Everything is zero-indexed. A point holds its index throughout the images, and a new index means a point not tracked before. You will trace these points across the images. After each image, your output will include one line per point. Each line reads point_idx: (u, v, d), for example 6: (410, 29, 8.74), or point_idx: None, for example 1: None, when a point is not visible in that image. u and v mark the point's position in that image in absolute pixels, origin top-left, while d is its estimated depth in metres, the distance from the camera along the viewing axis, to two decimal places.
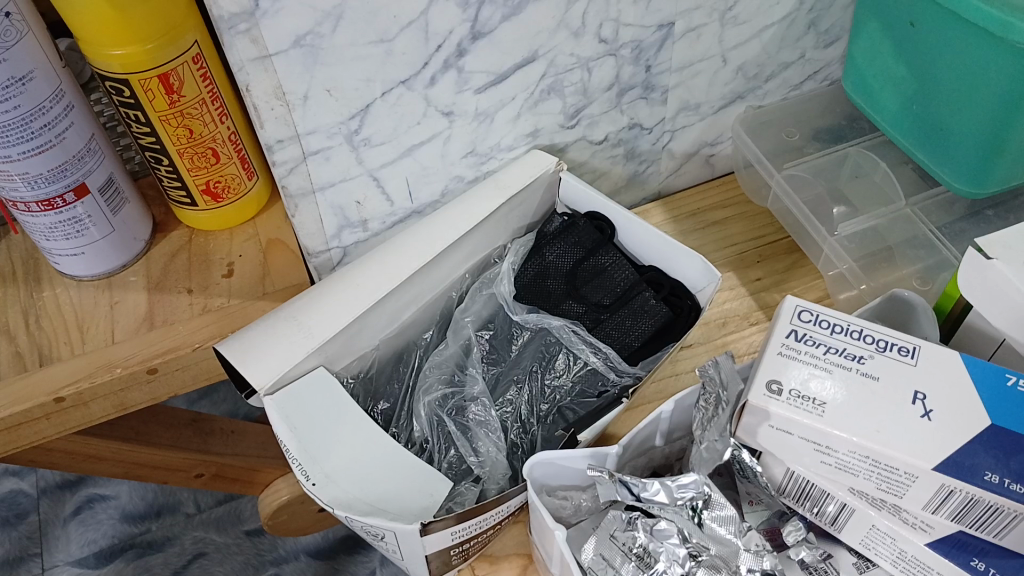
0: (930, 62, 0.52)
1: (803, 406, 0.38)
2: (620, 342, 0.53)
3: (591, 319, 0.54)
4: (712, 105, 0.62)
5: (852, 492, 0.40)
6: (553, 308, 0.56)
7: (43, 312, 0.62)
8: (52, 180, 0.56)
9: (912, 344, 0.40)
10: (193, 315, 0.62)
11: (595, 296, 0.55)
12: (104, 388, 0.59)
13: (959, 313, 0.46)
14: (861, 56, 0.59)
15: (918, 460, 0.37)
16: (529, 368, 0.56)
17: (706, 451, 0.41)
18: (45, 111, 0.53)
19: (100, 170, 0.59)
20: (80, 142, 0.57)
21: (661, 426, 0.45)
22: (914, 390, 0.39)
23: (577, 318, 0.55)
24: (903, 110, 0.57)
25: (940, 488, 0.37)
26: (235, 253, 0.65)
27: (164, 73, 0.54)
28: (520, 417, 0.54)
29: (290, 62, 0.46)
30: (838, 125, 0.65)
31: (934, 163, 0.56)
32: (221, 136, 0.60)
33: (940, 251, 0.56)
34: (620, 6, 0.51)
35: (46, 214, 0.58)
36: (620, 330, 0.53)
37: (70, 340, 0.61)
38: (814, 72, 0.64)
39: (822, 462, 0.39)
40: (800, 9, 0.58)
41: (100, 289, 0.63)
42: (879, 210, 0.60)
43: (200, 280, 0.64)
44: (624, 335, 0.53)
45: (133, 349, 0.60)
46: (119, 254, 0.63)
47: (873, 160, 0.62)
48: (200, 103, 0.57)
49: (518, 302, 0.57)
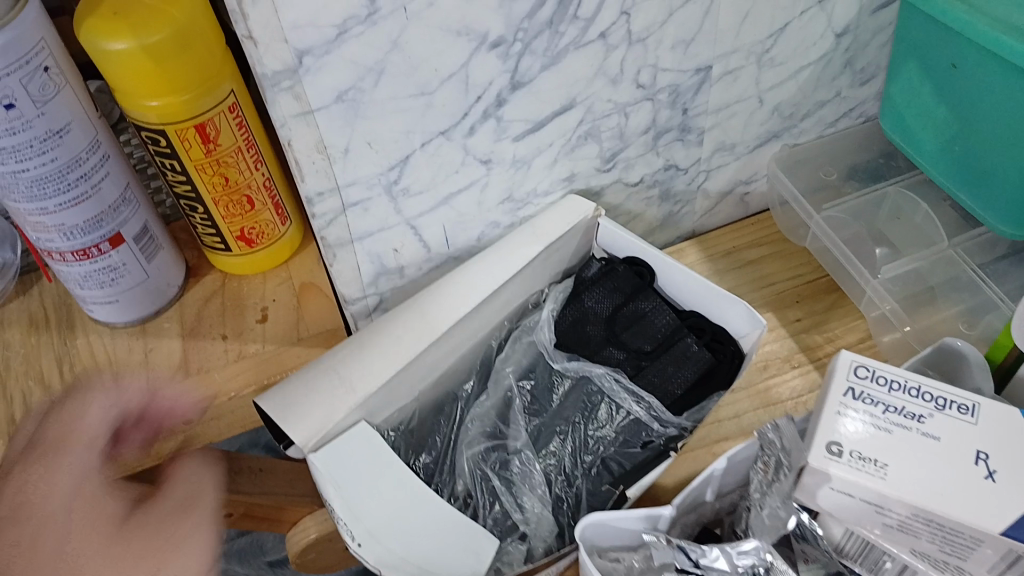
0: (972, 105, 0.52)
1: (864, 469, 0.38)
2: (663, 391, 0.52)
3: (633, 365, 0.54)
4: (747, 145, 0.62)
5: (914, 553, 0.39)
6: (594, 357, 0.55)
7: (77, 360, 0.62)
8: (88, 231, 0.56)
9: (971, 401, 0.39)
10: (228, 362, 0.62)
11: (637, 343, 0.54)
12: (142, 438, 0.59)
13: (1013, 363, 0.45)
14: (897, 95, 0.58)
15: (984, 525, 0.36)
16: (571, 419, 0.53)
17: (768, 518, 0.41)
18: (82, 163, 0.53)
19: (135, 219, 0.59)
20: (116, 192, 0.56)
21: (713, 482, 0.45)
22: (976, 451, 0.38)
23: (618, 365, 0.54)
24: (942, 152, 0.56)
25: (1007, 552, 0.36)
26: (269, 297, 0.65)
27: (200, 122, 0.54)
28: (563, 470, 0.52)
29: (331, 117, 0.45)
30: (874, 163, 0.65)
31: (975, 206, 0.56)
32: (256, 182, 0.60)
33: (983, 292, 0.56)
34: (658, 52, 0.51)
35: (81, 263, 0.57)
36: (663, 379, 0.53)
37: (105, 389, 0.61)
38: (849, 110, 0.64)
39: (883, 523, 0.39)
40: (837, 48, 0.58)
41: (134, 337, 0.63)
42: (920, 251, 0.59)
43: (234, 325, 0.64)
44: (666, 382, 0.53)
45: (170, 397, 0.60)
46: (154, 300, 0.63)
47: (914, 201, 0.61)
48: (236, 151, 0.57)
49: (558, 350, 0.56)
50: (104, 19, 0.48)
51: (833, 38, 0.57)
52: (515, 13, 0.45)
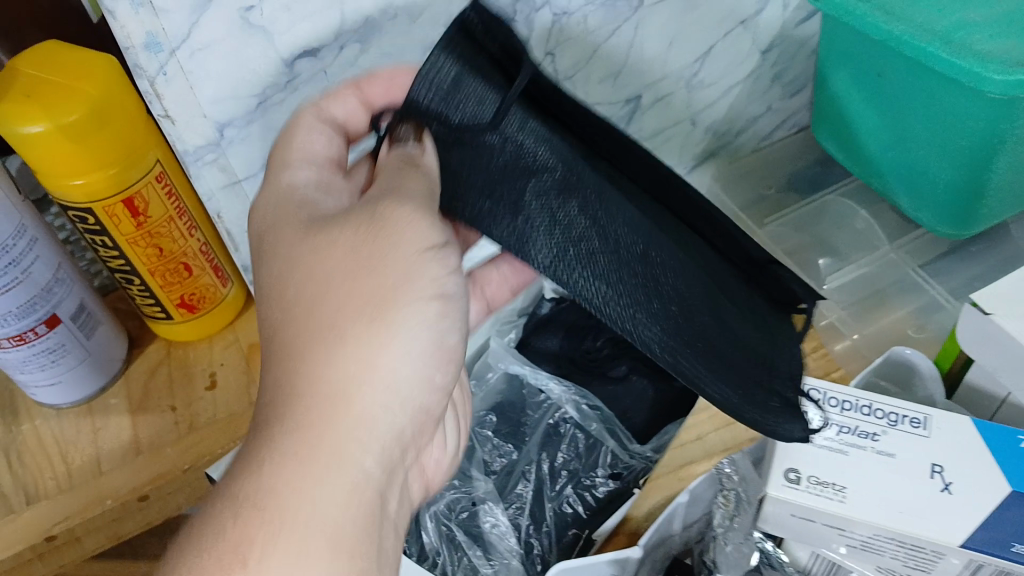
0: (901, 108, 0.53)
1: (823, 493, 0.39)
2: (771, 354, 0.41)
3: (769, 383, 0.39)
4: (684, 165, 0.62)
5: (880, 570, 0.40)
6: (775, 426, 0.38)
7: (25, 447, 0.59)
8: (23, 315, 0.53)
9: (922, 414, 0.41)
10: (179, 436, 0.60)
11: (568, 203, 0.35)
12: (95, 523, 0.57)
13: (960, 369, 0.47)
14: (827, 104, 0.60)
15: (945, 539, 0.37)
16: (537, 456, 0.50)
17: (731, 552, 0.41)
18: (8, 250, 0.50)
19: (69, 299, 0.56)
20: (47, 273, 0.53)
21: (678, 514, 0.44)
22: (932, 464, 0.39)
23: (772, 409, 0.38)
24: (876, 156, 0.58)
25: (969, 562, 0.38)
26: (217, 361, 0.63)
27: (128, 196, 0.52)
28: (532, 513, 0.48)
29: (261, 184, 0.45)
30: (811, 173, 0.66)
31: (914, 208, 0.57)
32: (192, 249, 0.58)
33: (927, 292, 0.57)
34: (587, 87, 0.51)
35: (19, 348, 0.54)
36: (748, 336, 0.40)
37: (55, 476, 0.58)
38: (783, 121, 0.65)
39: (848, 545, 0.39)
40: (764, 65, 0.58)
41: (81, 416, 0.61)
42: (864, 256, 0.60)
43: (183, 396, 0.62)
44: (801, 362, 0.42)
45: (122, 478, 0.58)
46: (97, 376, 0.61)
47: (852, 209, 0.62)
48: (169, 221, 0.55)
49: (507, 356, 0.54)
50: (16, 101, 0.45)
51: (759, 55, 0.57)
52: None
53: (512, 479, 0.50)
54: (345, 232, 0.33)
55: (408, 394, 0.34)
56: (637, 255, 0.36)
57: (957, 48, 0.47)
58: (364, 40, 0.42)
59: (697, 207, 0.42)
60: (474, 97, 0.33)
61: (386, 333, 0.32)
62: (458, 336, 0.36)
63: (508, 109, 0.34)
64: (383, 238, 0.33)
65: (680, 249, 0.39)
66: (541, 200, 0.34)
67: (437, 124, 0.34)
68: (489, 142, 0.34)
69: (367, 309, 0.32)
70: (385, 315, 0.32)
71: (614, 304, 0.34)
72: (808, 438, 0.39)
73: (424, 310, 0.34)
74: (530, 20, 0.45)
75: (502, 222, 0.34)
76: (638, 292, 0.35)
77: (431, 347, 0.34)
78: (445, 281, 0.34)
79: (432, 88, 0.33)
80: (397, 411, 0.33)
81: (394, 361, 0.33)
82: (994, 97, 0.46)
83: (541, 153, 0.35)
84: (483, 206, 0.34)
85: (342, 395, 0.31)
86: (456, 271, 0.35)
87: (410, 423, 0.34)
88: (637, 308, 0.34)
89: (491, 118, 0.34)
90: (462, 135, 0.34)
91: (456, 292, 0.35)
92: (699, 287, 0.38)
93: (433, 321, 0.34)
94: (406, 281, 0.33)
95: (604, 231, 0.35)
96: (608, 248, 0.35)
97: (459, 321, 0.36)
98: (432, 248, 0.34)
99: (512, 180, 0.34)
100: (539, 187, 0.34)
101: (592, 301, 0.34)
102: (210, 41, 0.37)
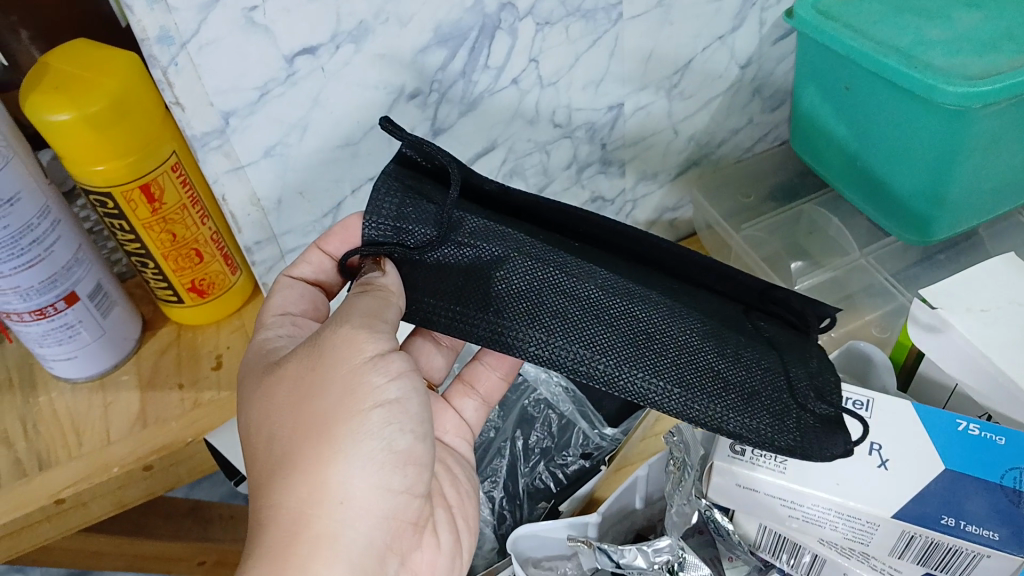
0: (869, 120, 0.56)
1: (766, 464, 0.42)
2: (789, 373, 0.44)
3: (793, 404, 0.43)
4: (668, 173, 0.66)
5: (823, 542, 0.43)
6: (810, 449, 0.41)
7: (39, 418, 0.62)
8: (43, 291, 0.55)
9: (866, 397, 0.44)
10: (184, 411, 0.62)
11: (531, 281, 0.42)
12: (102, 489, 0.59)
13: (914, 362, 0.50)
14: (803, 117, 0.63)
15: (878, 509, 0.40)
16: (513, 434, 0.56)
17: (676, 515, 0.45)
18: (33, 228, 0.52)
19: (88, 278, 0.58)
20: (68, 254, 0.56)
21: (639, 488, 0.49)
22: (871, 442, 0.42)
23: (807, 432, 0.41)
24: (848, 167, 0.61)
25: (902, 533, 0.40)
26: (223, 345, 0.66)
27: (145, 183, 0.54)
28: (506, 486, 0.54)
29: (262, 171, 0.49)
30: (790, 183, 0.69)
31: (882, 216, 0.60)
32: (203, 237, 0.60)
33: (895, 297, 0.59)
34: (570, 93, 0.55)
35: (38, 322, 0.57)
36: (768, 364, 0.44)
37: (66, 444, 0.60)
38: (764, 134, 0.68)
39: (791, 516, 0.42)
40: (743, 79, 0.62)
41: (93, 391, 0.63)
42: (835, 261, 0.63)
43: (189, 375, 0.64)
44: (821, 375, 0.45)
45: (129, 448, 0.60)
46: (110, 354, 0.63)
47: (826, 216, 0.65)
48: (182, 208, 0.58)
49: None
50: (46, 92, 0.48)
51: (737, 69, 0.61)
52: (429, 66, 0.49)
53: (490, 453, 0.56)
54: (311, 360, 0.39)
55: (367, 506, 0.38)
56: (617, 315, 0.42)
57: (913, 62, 0.50)
58: (357, 40, 0.45)
59: (669, 252, 0.47)
60: (420, 221, 0.41)
61: (331, 452, 0.37)
62: (411, 437, 0.40)
63: (451, 217, 0.41)
64: (321, 365, 0.38)
65: (670, 299, 0.44)
66: (506, 290, 0.41)
67: (394, 251, 0.41)
68: (444, 254, 0.42)
69: (313, 432, 0.38)
70: (329, 433, 0.38)
71: (603, 368, 0.41)
72: (852, 450, 0.41)
73: (368, 421, 0.38)
74: (513, 29, 0.49)
75: (478, 321, 0.41)
76: (625, 349, 0.41)
77: (380, 454, 0.38)
78: (386, 389, 0.39)
79: (383, 222, 0.41)
80: (359, 525, 0.38)
81: (345, 475, 0.37)
82: (948, 107, 0.49)
83: (491, 250, 0.42)
84: (456, 309, 0.41)
85: (304, 515, 0.37)
86: (398, 376, 0.39)
87: (376, 530, 0.39)
88: (625, 364, 0.41)
89: (438, 233, 0.41)
90: (421, 256, 0.41)
91: (405, 394, 0.40)
92: (703, 330, 0.43)
93: (379, 427, 0.38)
94: (345, 399, 0.38)
95: (576, 303, 0.42)
96: (586, 317, 0.41)
97: (409, 423, 0.40)
98: (373, 357, 0.39)
99: (474, 285, 0.41)
100: (500, 282, 0.41)
101: (582, 367, 0.40)
102: (217, 36, 0.42)
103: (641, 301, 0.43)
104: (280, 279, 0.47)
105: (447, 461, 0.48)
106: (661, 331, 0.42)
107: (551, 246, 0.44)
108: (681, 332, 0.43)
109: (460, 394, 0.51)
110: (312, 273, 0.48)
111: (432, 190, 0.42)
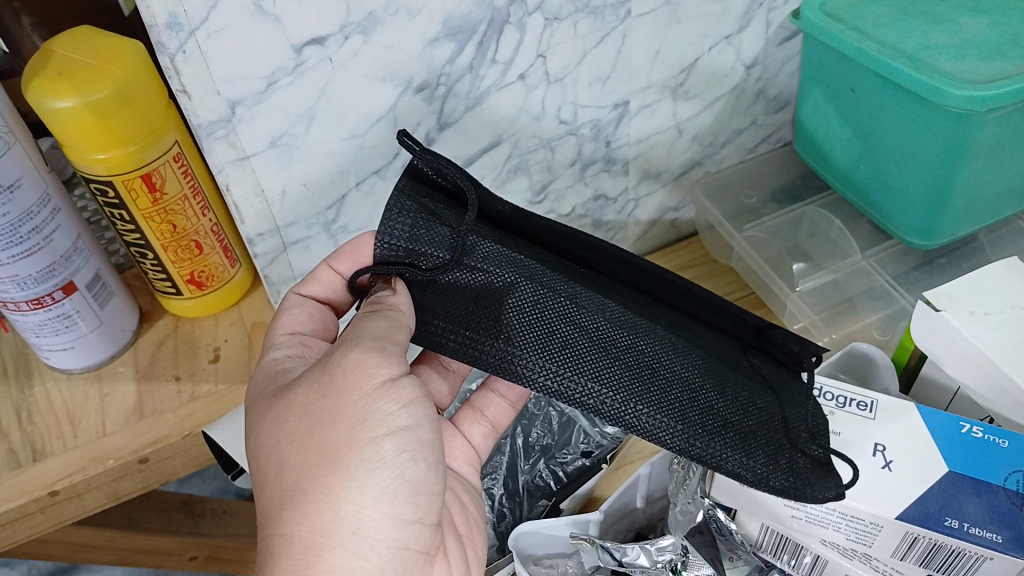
0: (875, 123, 0.56)
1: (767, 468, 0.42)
2: (786, 413, 0.43)
3: (788, 444, 0.42)
4: (671, 172, 0.66)
5: (825, 544, 0.43)
6: (804, 489, 0.40)
7: (34, 407, 0.60)
8: (41, 280, 0.53)
9: (869, 398, 0.44)
10: (181, 403, 0.60)
11: (538, 309, 0.40)
12: (98, 480, 0.57)
13: (916, 363, 0.50)
14: (807, 119, 0.63)
15: (881, 511, 0.40)
16: (512, 432, 0.58)
17: (681, 513, 0.46)
18: (33, 216, 0.51)
19: (87, 267, 0.56)
20: (67, 242, 0.54)
21: (640, 488, 0.49)
22: (875, 443, 0.42)
23: (803, 473, 0.40)
24: (852, 169, 0.61)
25: (905, 534, 0.40)
26: (220, 338, 0.64)
27: (147, 173, 0.52)
28: (506, 485, 0.56)
29: (267, 161, 0.48)
30: (792, 185, 0.69)
31: (884, 219, 0.60)
32: (204, 228, 0.58)
33: (897, 300, 0.60)
34: (576, 90, 0.55)
35: (35, 312, 0.55)
36: (764, 405, 0.43)
37: (61, 435, 0.58)
38: (766, 137, 0.68)
39: (794, 516, 0.42)
40: (747, 80, 0.62)
41: (89, 382, 0.61)
42: (836, 264, 0.63)
43: (187, 366, 0.62)
44: (817, 416, 0.43)
45: (124, 440, 0.58)
46: (109, 346, 0.61)
47: (828, 218, 0.66)
48: (183, 199, 0.55)
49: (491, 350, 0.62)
50: (47, 78, 0.46)
51: (743, 69, 0.61)
52: (436, 59, 0.48)
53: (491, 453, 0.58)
54: (318, 391, 0.38)
55: (380, 537, 0.38)
56: (623, 348, 0.41)
57: (919, 66, 0.50)
58: (366, 32, 0.45)
59: (670, 284, 0.47)
60: (434, 243, 0.40)
61: (343, 483, 0.37)
62: (423, 466, 0.39)
63: (465, 241, 0.41)
64: (332, 393, 0.38)
65: (674, 335, 0.43)
66: (515, 317, 0.40)
67: (405, 272, 0.40)
68: (455, 277, 0.41)
69: (323, 461, 0.38)
70: (341, 464, 0.37)
71: (609, 400, 0.39)
72: (843, 494, 0.39)
73: (381, 449, 0.38)
74: (521, 23, 0.49)
75: (485, 347, 0.39)
76: (633, 384, 0.40)
77: (393, 484, 0.38)
78: (399, 416, 0.39)
79: (395, 243, 0.40)
80: (372, 556, 0.38)
81: (356, 505, 0.37)
82: (956, 111, 0.49)
83: (501, 276, 0.41)
84: (463, 335, 0.40)
85: (317, 546, 0.37)
86: (409, 404, 0.39)
87: (390, 561, 0.39)
88: (632, 400, 0.39)
89: (451, 256, 0.41)
90: (434, 278, 0.41)
91: (416, 422, 0.39)
92: (704, 367, 0.42)
93: (394, 455, 0.38)
94: (357, 428, 0.38)
95: (586, 335, 0.40)
96: (593, 349, 0.40)
97: (422, 451, 0.39)
98: (384, 382, 0.38)
99: (483, 312, 0.40)
100: (510, 308, 0.40)
101: (587, 399, 0.39)
102: (227, 23, 0.41)
103: (645, 334, 0.42)
104: (290, 297, 0.46)
105: (456, 491, 0.48)
106: (666, 365, 0.41)
107: (562, 275, 0.43)
108: (682, 368, 0.42)
109: (470, 421, 0.50)
110: (321, 292, 0.47)
111: (446, 212, 0.42)
